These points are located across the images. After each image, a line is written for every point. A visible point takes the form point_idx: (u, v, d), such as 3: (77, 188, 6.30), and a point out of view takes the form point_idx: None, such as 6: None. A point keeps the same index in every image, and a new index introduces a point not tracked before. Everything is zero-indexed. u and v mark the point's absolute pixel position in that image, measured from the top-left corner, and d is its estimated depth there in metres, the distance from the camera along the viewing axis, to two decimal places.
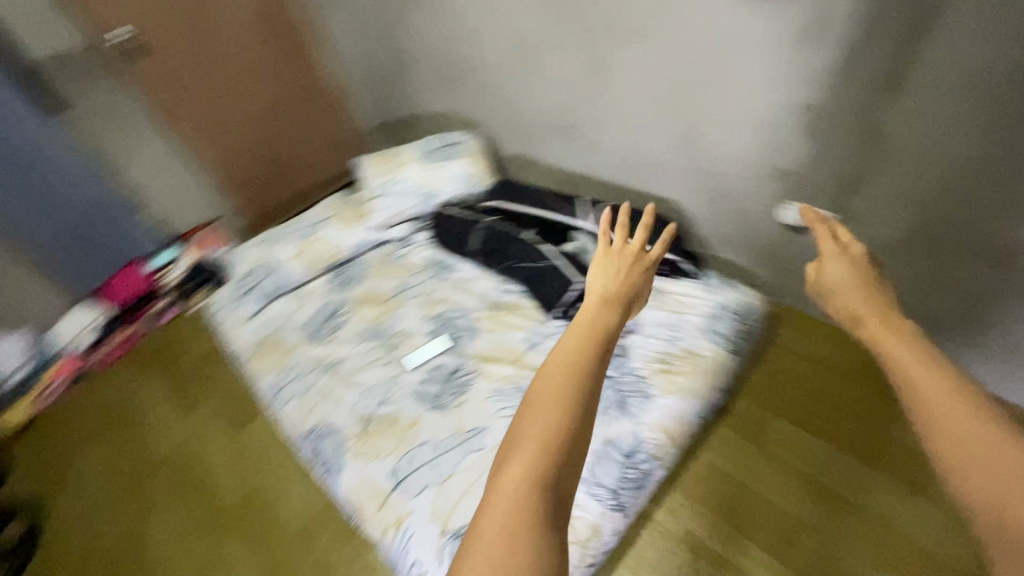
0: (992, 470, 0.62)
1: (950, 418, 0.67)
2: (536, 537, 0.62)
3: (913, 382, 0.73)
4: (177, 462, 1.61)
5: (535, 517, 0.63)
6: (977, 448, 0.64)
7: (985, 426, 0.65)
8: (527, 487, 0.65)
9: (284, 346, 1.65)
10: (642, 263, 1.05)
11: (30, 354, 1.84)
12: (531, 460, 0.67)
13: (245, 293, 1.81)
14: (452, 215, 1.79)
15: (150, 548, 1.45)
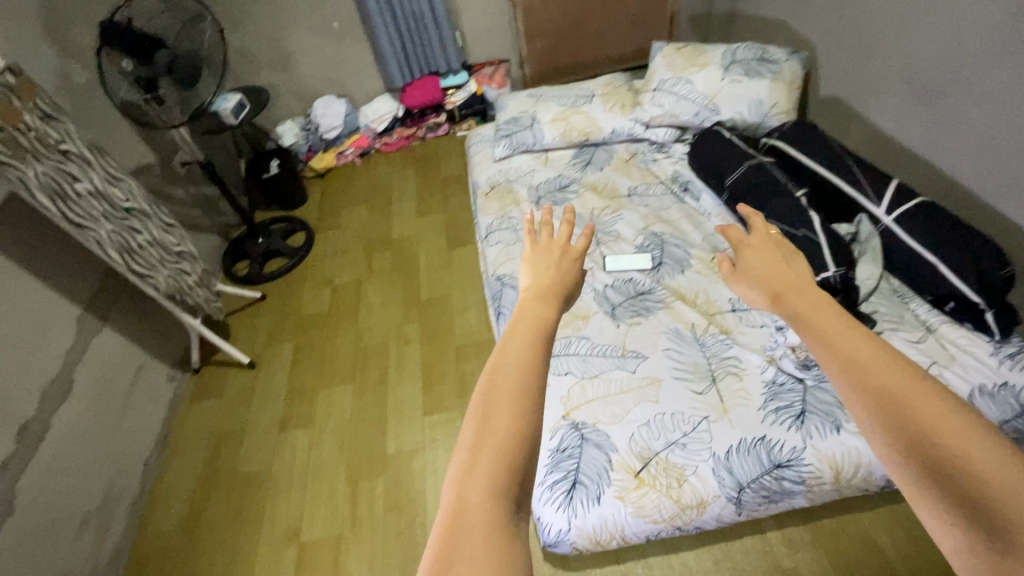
0: (981, 508, 0.39)
1: (905, 414, 0.43)
2: (521, 448, 0.47)
3: (867, 380, 0.46)
4: (402, 248, 1.95)
5: (514, 444, 0.47)
6: (960, 470, 0.40)
7: (967, 430, 0.42)
8: (516, 406, 0.49)
9: (512, 197, 1.79)
10: (582, 251, 0.73)
11: (345, 120, 2.34)
12: (506, 387, 0.51)
13: (502, 136, 1.94)
14: (723, 139, 1.61)
15: (364, 297, 1.82)
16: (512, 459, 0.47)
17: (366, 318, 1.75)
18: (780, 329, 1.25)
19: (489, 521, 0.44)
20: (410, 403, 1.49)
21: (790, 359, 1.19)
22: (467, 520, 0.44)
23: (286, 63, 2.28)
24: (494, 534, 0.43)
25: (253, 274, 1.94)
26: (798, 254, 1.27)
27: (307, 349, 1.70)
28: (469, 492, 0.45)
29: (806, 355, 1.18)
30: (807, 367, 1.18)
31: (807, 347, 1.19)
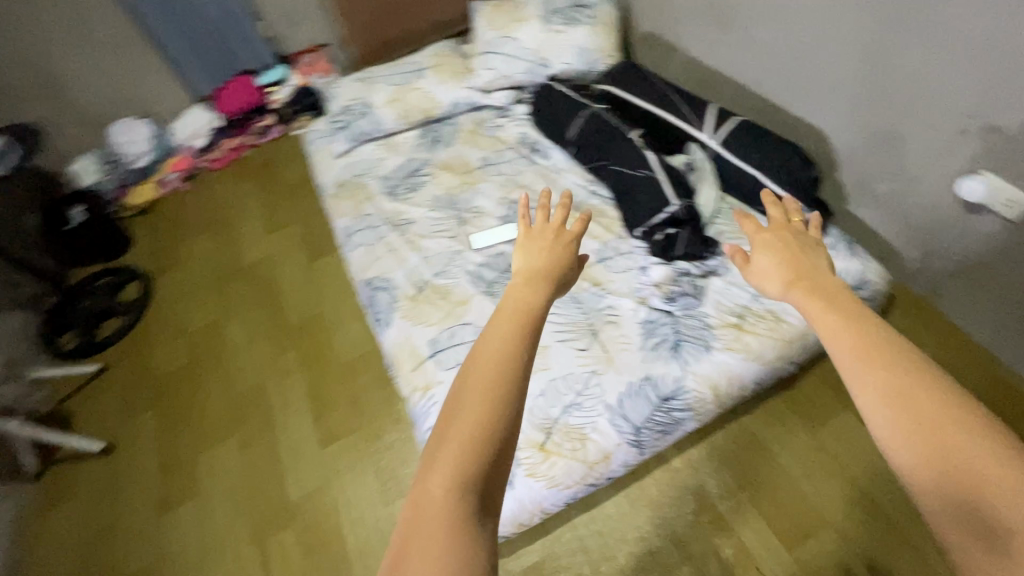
0: (937, 436, 0.47)
1: (880, 364, 0.52)
2: (482, 443, 0.57)
3: (872, 373, 0.52)
4: (259, 274, 1.76)
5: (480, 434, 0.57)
6: (936, 445, 0.46)
7: (928, 383, 0.50)
8: (482, 400, 0.60)
9: (363, 192, 1.67)
10: (558, 241, 1.00)
11: (154, 142, 2.02)
12: (478, 382, 0.62)
13: (337, 129, 1.80)
14: (557, 92, 1.61)
15: (228, 338, 1.63)
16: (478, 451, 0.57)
17: (236, 361, 1.57)
18: (642, 270, 1.30)
19: (454, 509, 0.54)
20: (302, 440, 1.38)
21: (655, 297, 1.25)
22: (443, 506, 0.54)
23: (59, 88, 1.91)
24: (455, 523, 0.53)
25: (85, 346, 1.64)
26: (643, 194, 1.30)
27: (175, 414, 1.49)
28: (439, 477, 0.56)
29: (668, 289, 1.25)
30: (673, 300, 1.24)
31: (668, 280, 1.25)
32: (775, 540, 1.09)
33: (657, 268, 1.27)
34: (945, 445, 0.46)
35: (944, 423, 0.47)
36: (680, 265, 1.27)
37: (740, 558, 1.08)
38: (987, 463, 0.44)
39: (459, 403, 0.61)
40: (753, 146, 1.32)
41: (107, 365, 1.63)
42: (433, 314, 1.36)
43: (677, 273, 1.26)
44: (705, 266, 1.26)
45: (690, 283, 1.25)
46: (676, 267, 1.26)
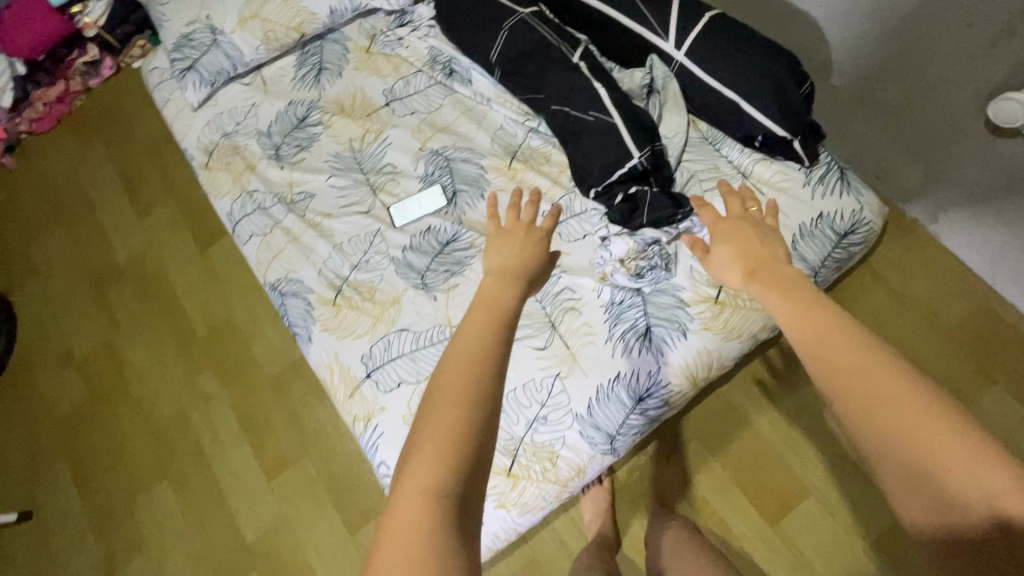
0: (908, 433, 0.50)
1: (847, 361, 0.55)
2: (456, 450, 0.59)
3: (828, 351, 0.57)
4: (142, 274, 1.44)
5: (456, 438, 0.60)
6: (881, 419, 0.51)
7: (902, 376, 0.53)
8: (454, 402, 0.62)
9: (241, 159, 1.29)
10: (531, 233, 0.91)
11: None
12: (452, 385, 0.64)
13: (183, 68, 1.33)
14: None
15: (125, 360, 1.37)
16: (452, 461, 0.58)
17: (143, 388, 1.34)
18: (603, 241, 1.06)
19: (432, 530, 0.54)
20: (243, 474, 1.23)
21: (621, 276, 1.03)
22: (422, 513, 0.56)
23: None
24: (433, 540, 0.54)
25: None
26: (595, 143, 1.02)
27: (88, 463, 1.29)
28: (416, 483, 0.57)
29: (637, 265, 1.02)
30: (643, 277, 1.03)
31: (636, 256, 1.02)
32: (757, 515, 1.05)
33: (622, 241, 1.03)
34: (914, 443, 0.50)
35: (911, 414, 0.50)
36: (649, 233, 1.03)
37: (722, 537, 1.05)
38: (938, 442, 0.49)
39: (431, 407, 0.63)
40: (729, 56, 1.02)
41: None
42: (358, 323, 1.13)
43: (647, 245, 1.03)
44: (677, 231, 1.03)
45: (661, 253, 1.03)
46: (645, 237, 1.03)
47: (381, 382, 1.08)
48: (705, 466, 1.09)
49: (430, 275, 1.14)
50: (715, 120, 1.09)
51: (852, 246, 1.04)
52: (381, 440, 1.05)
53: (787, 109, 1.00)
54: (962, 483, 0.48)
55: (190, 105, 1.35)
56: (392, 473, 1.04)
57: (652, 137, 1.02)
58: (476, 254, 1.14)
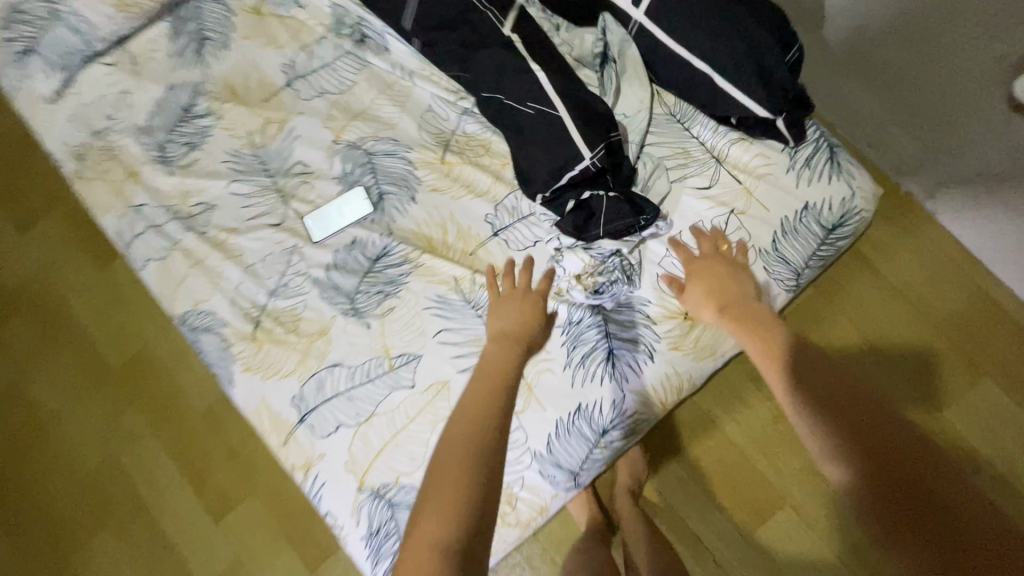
0: (916, 469, 0.54)
1: (840, 398, 0.63)
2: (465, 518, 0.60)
3: (828, 398, 0.64)
4: (36, 301, 1.25)
5: (460, 494, 0.62)
6: (892, 454, 0.56)
7: (888, 417, 0.61)
8: (455, 476, 0.63)
9: (118, 164, 1.07)
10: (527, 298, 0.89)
11: None
12: (459, 445, 0.67)
13: (29, 51, 1.08)
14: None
15: (37, 403, 1.22)
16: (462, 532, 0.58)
17: (61, 432, 1.20)
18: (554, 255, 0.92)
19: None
20: (186, 517, 1.14)
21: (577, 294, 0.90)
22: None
23: None
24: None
25: None
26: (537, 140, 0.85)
27: (12, 518, 1.18)
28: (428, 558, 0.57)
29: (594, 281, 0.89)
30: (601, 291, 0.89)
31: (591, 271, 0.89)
32: (730, 525, 1.00)
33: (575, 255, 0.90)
34: (920, 481, 0.53)
35: (916, 465, 0.55)
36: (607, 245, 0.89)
37: (693, 551, 1.00)
38: (945, 486, 0.53)
39: (439, 463, 0.66)
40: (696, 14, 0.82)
41: None
42: (283, 360, 0.99)
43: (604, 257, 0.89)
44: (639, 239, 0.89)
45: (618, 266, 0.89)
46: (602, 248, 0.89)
47: (316, 425, 0.97)
48: (676, 480, 1.02)
49: (361, 298, 0.99)
50: (682, 93, 0.90)
51: (839, 236, 0.90)
52: (324, 490, 0.95)
53: (768, 82, 0.82)
54: (954, 503, 0.52)
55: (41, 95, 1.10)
56: (339, 524, 0.95)
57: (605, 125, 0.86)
58: (411, 271, 0.98)
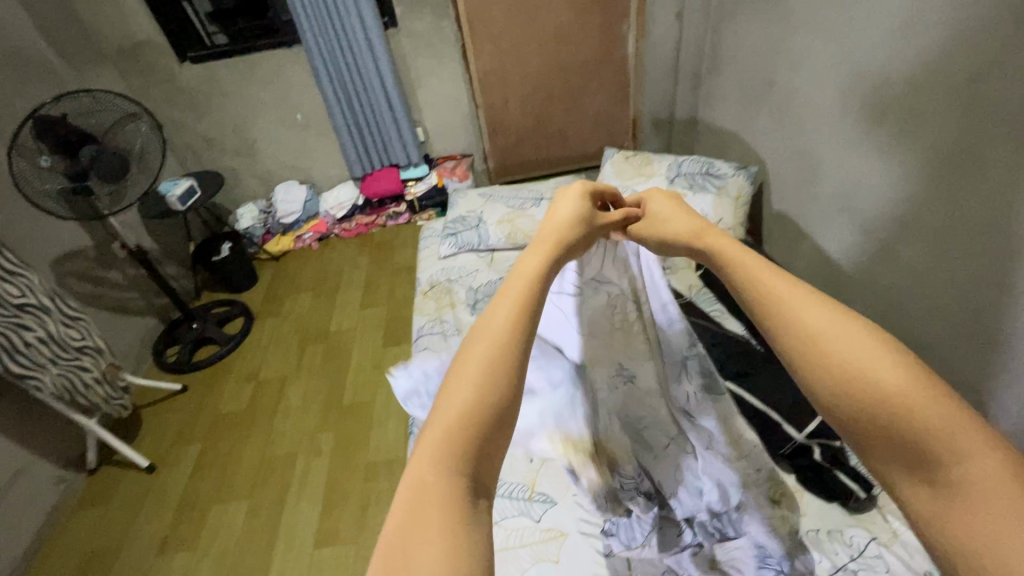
0: (981, 521, 0.33)
1: (864, 389, 0.39)
2: (513, 369, 0.43)
3: (851, 399, 0.40)
4: (336, 343, 1.84)
5: (469, 421, 0.40)
6: (952, 473, 0.35)
7: (900, 369, 0.39)
8: (481, 387, 0.41)
9: (449, 298, 1.68)
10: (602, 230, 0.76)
11: (304, 205, 2.29)
12: (492, 343, 0.44)
13: (449, 233, 1.88)
14: None
15: (285, 398, 1.69)
16: (495, 394, 0.41)
17: (283, 422, 1.62)
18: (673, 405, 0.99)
19: (454, 479, 0.37)
20: (304, 530, 1.34)
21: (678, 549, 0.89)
22: (459, 445, 0.39)
23: (249, 150, 2.24)
24: (455, 488, 0.37)
25: (181, 364, 1.83)
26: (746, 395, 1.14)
27: (210, 459, 1.56)
28: (471, 361, 0.43)
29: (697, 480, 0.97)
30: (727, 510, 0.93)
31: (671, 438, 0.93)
32: None
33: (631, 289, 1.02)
34: (966, 505, 0.34)
35: (978, 469, 0.34)
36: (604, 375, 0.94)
37: None
38: (999, 482, 0.33)
39: (467, 362, 0.43)
40: None
41: (187, 387, 1.78)
42: None
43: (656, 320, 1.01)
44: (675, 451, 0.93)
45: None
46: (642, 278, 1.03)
47: None
48: None
49: None
50: None
51: None
52: None
53: None
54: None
55: (441, 249, 1.86)
56: None
57: (778, 422, 1.10)
58: None
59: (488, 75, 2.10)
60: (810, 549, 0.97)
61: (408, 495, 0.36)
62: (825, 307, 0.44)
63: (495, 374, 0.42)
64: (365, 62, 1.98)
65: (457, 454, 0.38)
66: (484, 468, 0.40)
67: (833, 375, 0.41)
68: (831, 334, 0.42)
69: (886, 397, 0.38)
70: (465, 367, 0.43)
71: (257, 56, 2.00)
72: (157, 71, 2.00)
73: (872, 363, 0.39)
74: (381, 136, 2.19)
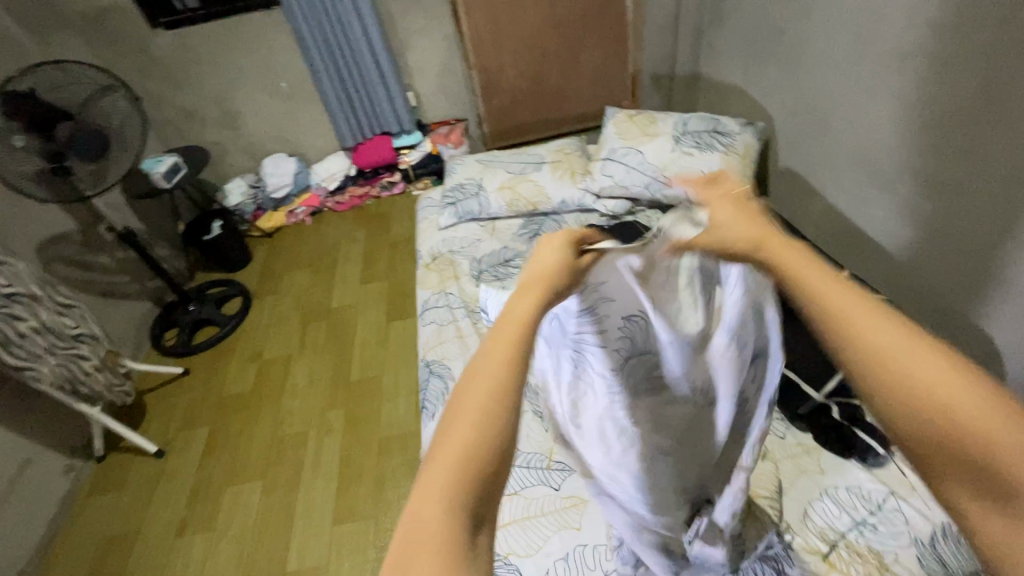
0: None
1: (941, 418, 0.34)
2: (505, 412, 0.39)
3: (925, 424, 0.35)
4: (339, 319, 1.80)
5: (457, 470, 0.37)
6: None
7: (987, 397, 0.34)
8: (470, 437, 0.38)
9: (453, 269, 1.64)
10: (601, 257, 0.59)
11: (295, 179, 2.21)
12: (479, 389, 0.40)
13: (448, 203, 1.83)
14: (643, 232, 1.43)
15: (290, 377, 1.67)
16: (486, 448, 0.38)
17: (291, 402, 1.60)
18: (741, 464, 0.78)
19: (453, 522, 0.35)
20: (321, 507, 1.34)
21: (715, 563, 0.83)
22: (457, 493, 0.36)
23: (233, 122, 2.14)
24: (450, 542, 0.35)
25: (180, 348, 1.80)
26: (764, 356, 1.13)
27: (221, 441, 1.55)
28: (469, 397, 0.40)
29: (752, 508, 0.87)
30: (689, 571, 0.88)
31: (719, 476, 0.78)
32: None
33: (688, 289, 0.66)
34: None
35: None
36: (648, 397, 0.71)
37: None
38: None
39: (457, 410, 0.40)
40: None
41: (188, 370, 1.75)
42: None
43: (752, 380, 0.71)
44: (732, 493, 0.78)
45: (774, 465, 1.04)
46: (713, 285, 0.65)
47: None
48: None
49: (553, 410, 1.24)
50: None
51: None
52: None
53: None
54: None
55: (441, 219, 1.81)
56: None
57: (795, 383, 1.09)
58: None
59: (480, 33, 2.00)
60: (826, 506, 0.99)
61: (405, 538, 0.36)
62: (896, 319, 0.38)
63: (486, 420, 0.39)
64: (350, 23, 1.87)
65: (453, 508, 0.36)
66: (488, 501, 0.38)
67: (909, 401, 0.35)
68: (903, 353, 0.37)
69: (968, 429, 0.33)
70: (459, 406, 0.40)
71: (234, 20, 1.88)
72: (129, 40, 1.88)
73: (950, 389, 0.34)
74: (370, 102, 2.10)
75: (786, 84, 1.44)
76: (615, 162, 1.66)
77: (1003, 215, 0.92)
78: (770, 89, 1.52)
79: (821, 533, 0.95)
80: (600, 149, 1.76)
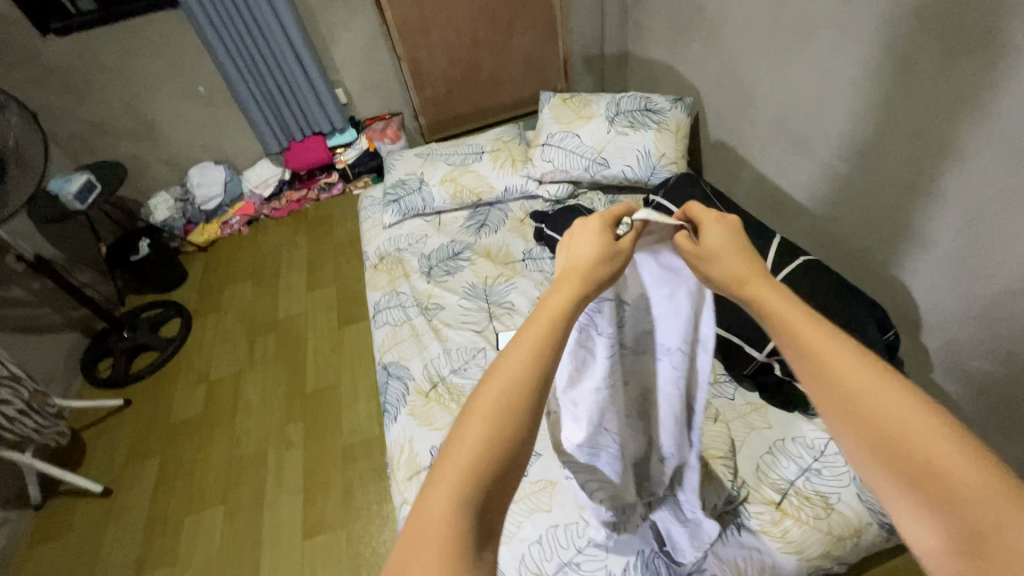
0: None
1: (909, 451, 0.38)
2: (518, 417, 0.43)
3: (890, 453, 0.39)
4: (289, 330, 1.74)
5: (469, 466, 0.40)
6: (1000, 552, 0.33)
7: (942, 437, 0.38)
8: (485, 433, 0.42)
9: (402, 268, 1.62)
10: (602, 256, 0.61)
11: (225, 187, 2.10)
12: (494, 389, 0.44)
13: (391, 200, 1.79)
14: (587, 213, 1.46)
15: (242, 395, 1.60)
16: (496, 451, 0.41)
17: (245, 421, 1.54)
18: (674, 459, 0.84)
19: (460, 515, 0.38)
20: (289, 525, 1.31)
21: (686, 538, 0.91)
22: (468, 486, 0.39)
23: (149, 132, 1.99)
24: (458, 536, 0.37)
25: (118, 378, 1.69)
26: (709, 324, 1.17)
27: (175, 470, 1.47)
28: (483, 399, 0.43)
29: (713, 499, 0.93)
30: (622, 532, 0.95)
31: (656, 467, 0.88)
32: None
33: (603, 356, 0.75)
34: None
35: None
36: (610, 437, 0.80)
37: None
38: None
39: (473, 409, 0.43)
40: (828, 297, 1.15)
41: (130, 401, 1.65)
42: (443, 420, 1.22)
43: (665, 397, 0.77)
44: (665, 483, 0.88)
45: (726, 426, 1.10)
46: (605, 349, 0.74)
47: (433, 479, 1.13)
48: None
49: None
50: None
51: None
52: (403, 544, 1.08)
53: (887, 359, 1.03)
54: None
55: (385, 217, 1.78)
56: None
57: (739, 346, 1.14)
58: None
59: (406, 23, 1.94)
60: (775, 457, 1.05)
61: (410, 528, 0.38)
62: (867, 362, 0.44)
63: (494, 420, 0.42)
64: (266, 19, 1.78)
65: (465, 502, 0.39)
66: (489, 512, 0.40)
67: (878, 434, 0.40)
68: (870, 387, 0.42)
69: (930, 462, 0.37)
70: (472, 412, 0.43)
71: (138, 21, 1.75)
72: (18, 49, 1.71)
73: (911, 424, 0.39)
74: (298, 101, 2.01)
75: (709, 60, 1.48)
76: (554, 146, 1.67)
77: (914, 170, 0.98)
78: (695, 66, 1.57)
79: (771, 483, 1.02)
80: (539, 134, 1.76)
